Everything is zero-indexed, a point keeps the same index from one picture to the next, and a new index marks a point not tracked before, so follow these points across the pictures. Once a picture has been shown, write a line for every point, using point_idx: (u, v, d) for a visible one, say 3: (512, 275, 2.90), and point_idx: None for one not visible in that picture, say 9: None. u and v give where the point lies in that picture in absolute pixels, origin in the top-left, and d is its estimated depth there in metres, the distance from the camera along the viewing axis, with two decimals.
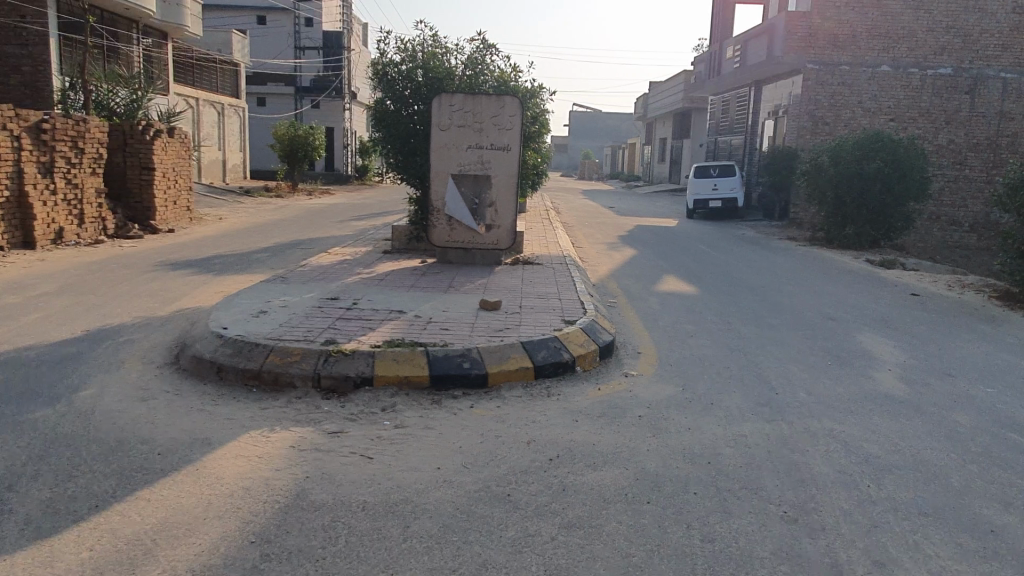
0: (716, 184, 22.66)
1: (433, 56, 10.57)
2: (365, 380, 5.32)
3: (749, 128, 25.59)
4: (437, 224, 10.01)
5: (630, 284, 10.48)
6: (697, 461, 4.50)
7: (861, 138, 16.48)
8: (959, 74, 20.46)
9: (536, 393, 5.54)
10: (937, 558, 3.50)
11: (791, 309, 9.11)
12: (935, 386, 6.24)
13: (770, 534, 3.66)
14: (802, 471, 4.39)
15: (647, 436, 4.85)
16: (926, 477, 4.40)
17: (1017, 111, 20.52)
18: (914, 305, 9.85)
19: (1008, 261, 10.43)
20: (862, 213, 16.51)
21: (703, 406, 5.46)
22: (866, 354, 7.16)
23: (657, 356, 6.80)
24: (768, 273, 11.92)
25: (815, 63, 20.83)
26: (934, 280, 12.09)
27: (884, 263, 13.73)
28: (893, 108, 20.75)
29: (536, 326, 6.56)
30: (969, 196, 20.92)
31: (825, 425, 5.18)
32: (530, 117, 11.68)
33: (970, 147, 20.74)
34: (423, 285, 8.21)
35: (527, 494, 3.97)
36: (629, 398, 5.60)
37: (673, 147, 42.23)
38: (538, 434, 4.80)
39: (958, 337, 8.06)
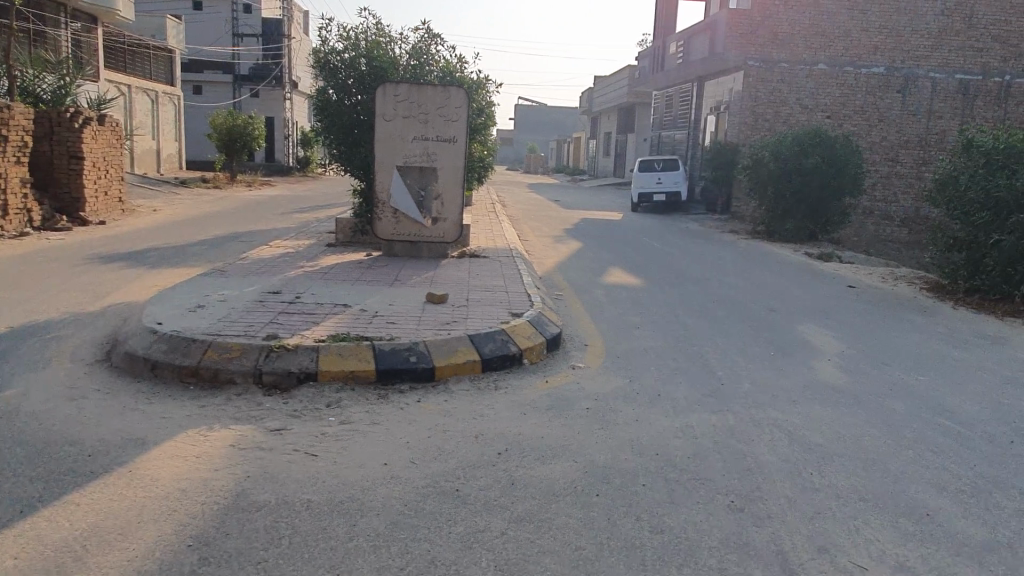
0: (661, 178, 22.97)
1: (376, 45, 10.38)
2: (308, 376, 5.18)
3: (692, 123, 26.01)
4: (382, 217, 9.83)
5: (577, 277, 10.52)
6: (645, 452, 4.52)
7: (800, 134, 16.88)
8: (892, 73, 21.19)
9: (483, 386, 5.49)
10: (877, 543, 3.59)
11: (735, 301, 9.27)
12: (872, 375, 6.43)
13: (717, 524, 3.69)
14: (748, 461, 4.46)
15: (596, 428, 4.85)
16: (866, 464, 4.52)
17: (944, 110, 21.39)
18: (851, 296, 10.16)
19: (938, 254, 10.86)
20: (801, 207, 16.96)
21: (650, 398, 5.50)
22: (807, 344, 7.35)
23: (603, 348, 6.82)
24: (713, 266, 12.13)
25: (754, 61, 21.24)
26: (868, 272, 12.50)
27: (822, 256, 14.14)
28: (829, 105, 21.37)
29: (484, 319, 6.50)
30: (900, 191, 21.74)
31: (768, 415, 5.28)
32: (476, 109, 11.58)
33: (902, 144, 21.52)
34: (368, 278, 8.07)
35: (476, 490, 3.91)
36: (577, 390, 5.60)
37: (618, 142, 42.66)
38: (486, 428, 4.76)
39: (892, 327, 8.34)
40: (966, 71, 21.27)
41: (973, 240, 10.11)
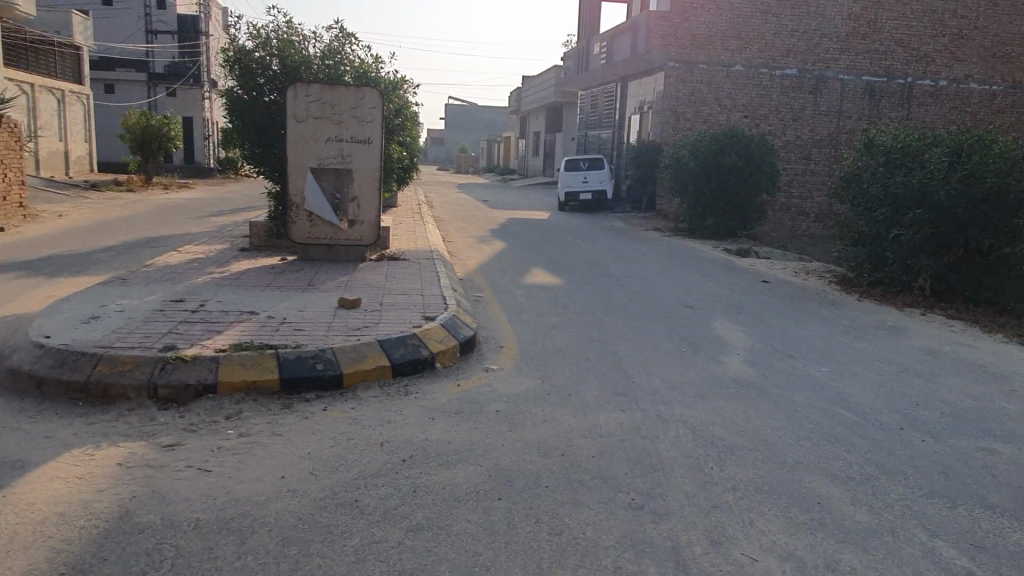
0: (586, 176, 23.21)
1: (289, 44, 10.14)
2: (207, 388, 5.00)
3: (616, 123, 26.37)
4: (297, 220, 9.60)
5: (498, 278, 10.52)
6: (550, 453, 4.54)
7: (717, 132, 17.38)
8: (803, 75, 22.00)
9: (392, 392, 5.42)
10: (768, 534, 3.69)
11: (652, 299, 9.44)
12: (778, 368, 6.63)
13: (616, 523, 3.72)
14: (652, 458, 4.52)
15: (503, 431, 4.85)
16: (764, 456, 4.65)
17: (853, 110, 22.35)
18: (764, 290, 10.47)
19: (845, 248, 11.32)
20: (721, 204, 17.41)
21: (561, 398, 5.53)
22: (718, 339, 7.54)
23: (518, 348, 6.84)
24: (634, 264, 12.32)
25: (674, 62, 21.67)
26: (781, 267, 12.91)
27: (740, 251, 14.55)
28: (746, 106, 22.00)
29: (395, 323, 6.42)
30: (814, 188, 22.60)
31: (676, 411, 5.38)
32: (394, 109, 11.48)
33: (815, 143, 22.38)
34: (280, 283, 7.86)
35: (376, 499, 3.85)
36: (489, 393, 5.59)
37: (546, 140, 43.00)
38: (392, 435, 4.69)
39: (800, 320, 8.64)
40: (872, 73, 22.29)
41: (876, 234, 10.58)
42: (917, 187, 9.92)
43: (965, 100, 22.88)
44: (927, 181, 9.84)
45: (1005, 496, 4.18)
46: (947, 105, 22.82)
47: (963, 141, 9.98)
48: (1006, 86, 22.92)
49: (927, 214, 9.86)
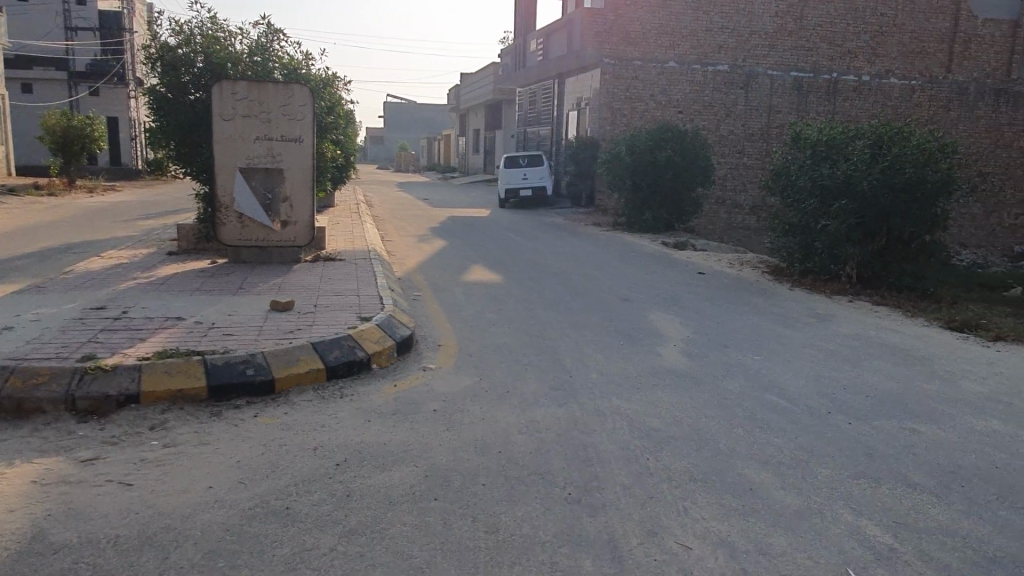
0: (526, 173, 23.23)
1: (213, 40, 9.86)
2: (129, 398, 4.81)
3: (554, 120, 26.47)
4: (226, 222, 9.33)
5: (437, 276, 10.42)
6: (488, 451, 4.51)
7: (652, 127, 17.59)
8: (734, 71, 22.50)
9: (326, 396, 5.31)
10: (703, 522, 3.73)
11: (590, 293, 9.52)
12: (712, 358, 6.75)
13: (552, 518, 3.72)
14: (589, 452, 4.54)
15: (440, 430, 4.80)
16: (698, 444, 4.72)
17: (782, 105, 22.98)
18: (699, 282, 10.66)
19: (776, 239, 11.62)
20: (658, 198, 17.66)
21: (499, 395, 5.51)
22: (654, 331, 7.63)
23: (456, 347, 6.79)
24: (572, 259, 12.39)
25: (609, 59, 21.84)
26: (717, 259, 13.17)
27: (677, 244, 14.78)
28: (680, 101, 22.38)
29: (329, 325, 6.29)
30: (748, 181, 23.15)
31: (613, 403, 5.42)
32: (326, 107, 11.28)
33: (747, 137, 22.92)
34: (209, 288, 7.62)
35: (308, 505, 3.75)
36: (426, 392, 5.52)
37: (486, 138, 42.95)
38: (326, 439, 4.58)
39: (734, 310, 8.81)
40: (799, 69, 22.99)
41: (805, 225, 10.89)
42: (842, 178, 10.26)
43: (886, 94, 23.83)
44: (851, 173, 10.19)
45: (925, 474, 4.34)
46: (870, 99, 23.72)
47: (883, 133, 10.37)
48: (924, 81, 23.97)
49: (851, 205, 10.21)
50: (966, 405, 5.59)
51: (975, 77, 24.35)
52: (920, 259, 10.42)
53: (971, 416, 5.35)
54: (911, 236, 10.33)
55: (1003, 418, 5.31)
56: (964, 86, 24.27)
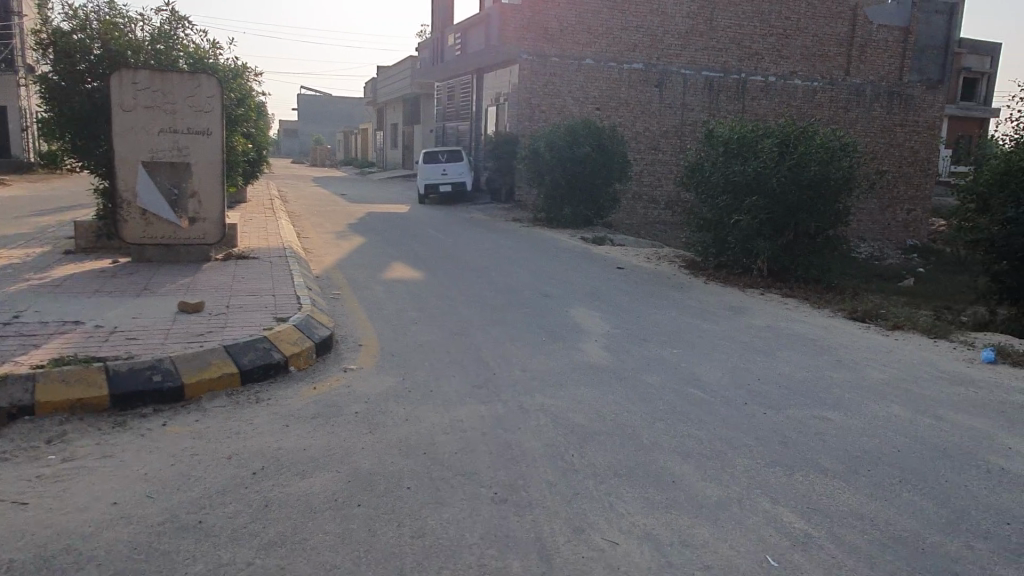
0: (446, 169, 23.05)
1: (112, 26, 9.30)
2: (22, 410, 4.48)
3: (473, 115, 26.34)
4: (129, 219, 8.83)
5: (356, 273, 10.20)
6: (412, 452, 4.43)
7: (570, 124, 17.75)
8: (649, 69, 22.98)
9: (241, 400, 5.09)
10: (628, 517, 3.76)
11: (512, 289, 9.51)
12: (633, 352, 6.86)
13: (480, 519, 3.67)
14: (514, 450, 4.52)
15: (363, 433, 4.67)
16: (620, 439, 4.78)
17: (694, 103, 23.65)
18: (619, 277, 10.83)
19: (691, 234, 11.92)
20: (577, 194, 17.86)
21: (422, 394, 5.42)
22: (576, 327, 7.69)
23: (377, 346, 6.65)
24: (494, 255, 12.36)
25: (526, 54, 21.86)
26: (634, 253, 13.42)
27: (596, 239, 14.97)
28: (597, 98, 22.65)
29: (243, 327, 6.05)
30: (663, 177, 23.71)
31: (537, 400, 5.41)
32: (236, 98, 10.87)
33: (662, 134, 23.46)
34: (110, 289, 7.19)
35: (223, 517, 3.58)
36: (346, 394, 5.38)
37: (404, 132, 42.41)
38: (241, 447, 4.38)
39: (652, 304, 8.99)
40: (710, 68, 23.72)
41: (718, 220, 11.21)
42: (752, 175, 10.62)
43: (791, 94, 24.89)
44: (761, 170, 10.56)
45: (834, 459, 4.54)
46: (776, 99, 24.71)
47: (790, 132, 10.79)
48: (825, 82, 25.17)
49: (761, 201, 10.59)
50: (870, 392, 5.88)
51: (871, 79, 25.78)
52: (825, 252, 10.91)
53: (874, 402, 5.62)
54: (817, 230, 10.80)
55: (902, 403, 5.61)
56: (861, 88, 25.65)
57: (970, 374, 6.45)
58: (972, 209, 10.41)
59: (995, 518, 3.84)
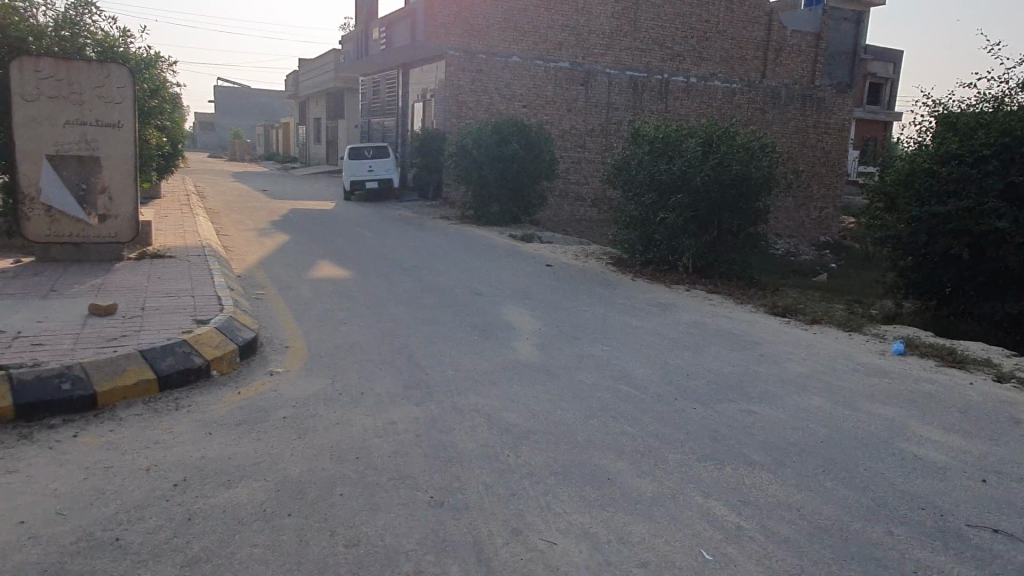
0: (372, 165, 22.66)
1: (11, 10, 8.69)
2: None
3: (399, 111, 25.98)
4: (32, 216, 8.29)
5: (280, 272, 9.89)
6: (344, 458, 4.30)
7: (498, 121, 17.71)
8: (575, 68, 23.17)
9: (159, 408, 4.85)
10: (566, 516, 3.76)
11: (442, 287, 9.41)
12: (564, 350, 6.89)
13: (416, 524, 3.59)
14: (449, 452, 4.45)
15: (292, 439, 4.51)
16: (555, 438, 4.77)
17: (619, 102, 24.01)
18: (549, 274, 10.88)
19: (618, 232, 12.09)
20: (505, 192, 17.84)
21: (353, 397, 5.28)
22: (508, 325, 7.67)
23: (304, 348, 6.45)
24: (422, 252, 12.20)
25: (453, 50, 21.68)
26: (563, 251, 13.51)
27: (524, 237, 14.99)
28: (524, 96, 22.69)
29: (160, 330, 5.76)
30: (589, 175, 23.98)
31: (470, 400, 5.35)
32: (149, 89, 10.37)
33: (588, 133, 23.71)
34: (12, 291, 6.73)
35: (143, 533, 3.38)
36: (272, 398, 5.19)
37: (328, 127, 41.48)
38: (161, 457, 4.17)
39: (582, 302, 9.06)
40: (634, 68, 24.14)
41: (644, 218, 11.42)
42: (677, 174, 10.85)
43: (712, 95, 25.59)
44: (686, 169, 10.80)
45: (761, 451, 4.67)
46: (697, 99, 25.35)
47: (713, 132, 11.06)
48: (743, 84, 26.01)
49: (685, 199, 10.84)
50: (792, 385, 6.08)
51: (785, 83, 26.82)
52: (746, 249, 11.25)
53: (797, 395, 5.82)
54: (738, 228, 11.12)
55: (823, 395, 5.83)
56: (777, 90, 26.63)
57: (882, 366, 6.77)
58: (880, 208, 10.92)
59: (911, 504, 4.03)
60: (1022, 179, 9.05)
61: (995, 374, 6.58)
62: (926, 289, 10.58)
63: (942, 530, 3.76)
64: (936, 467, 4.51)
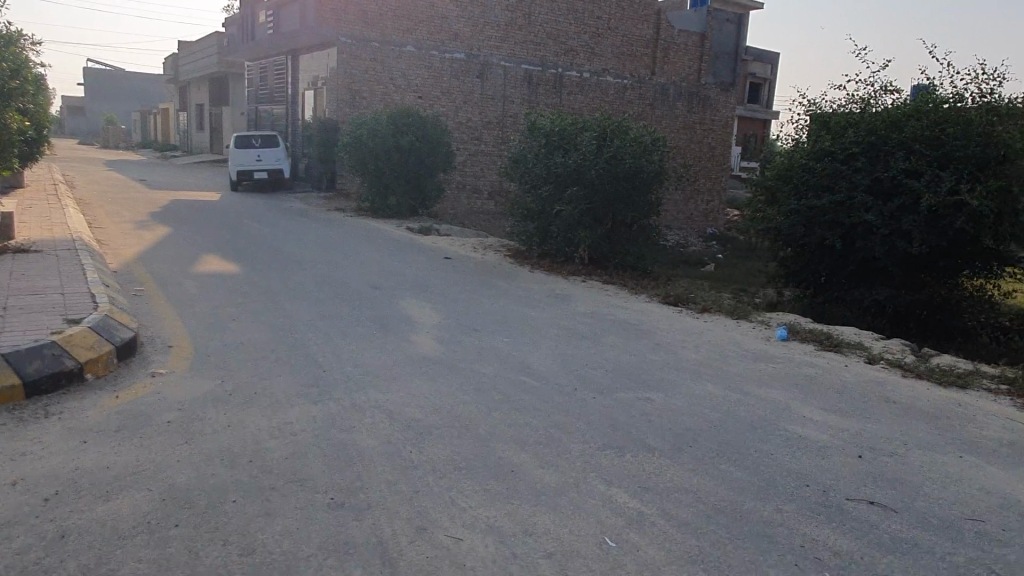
0: (260, 155, 21.76)
1: None
2: None
3: (288, 98, 25.03)
4: None
5: (162, 267, 9.32)
6: (236, 461, 4.09)
7: (393, 112, 17.39)
8: (470, 59, 23.08)
9: (26, 417, 4.48)
10: (471, 510, 3.72)
11: (338, 281, 9.14)
12: (465, 342, 6.84)
13: (315, 528, 3.45)
14: (349, 450, 4.31)
15: (178, 444, 4.26)
16: (458, 432, 4.72)
17: (514, 95, 24.13)
18: (447, 267, 10.79)
19: (516, 224, 12.15)
20: (401, 183, 17.55)
21: (245, 397, 5.03)
22: (406, 318, 7.54)
23: (189, 347, 6.10)
24: (316, 246, 11.82)
25: (346, 37, 21.05)
26: (461, 243, 13.47)
27: (421, 229, 14.82)
28: (419, 86, 22.36)
29: (26, 331, 5.32)
30: (485, 168, 24.00)
31: (370, 397, 5.22)
32: (8, 69, 9.50)
33: (484, 125, 23.71)
34: None
35: (8, 556, 3.10)
36: (155, 401, 4.88)
37: (211, 114, 39.46)
38: (29, 470, 3.84)
39: (481, 294, 9.04)
40: (528, 62, 24.31)
41: (541, 210, 11.53)
42: (573, 167, 11.00)
43: (604, 90, 26.16)
44: (581, 162, 10.97)
45: (658, 437, 4.81)
46: (591, 94, 25.84)
47: (606, 126, 11.27)
48: (634, 81, 26.77)
49: (581, 191, 11.02)
50: (686, 371, 6.30)
51: (673, 80, 27.80)
52: (639, 240, 11.57)
53: (690, 381, 6.04)
54: (632, 220, 11.43)
55: (714, 381, 6.07)
56: (665, 87, 27.58)
57: (766, 351, 7.12)
58: (762, 201, 11.48)
59: (797, 481, 4.25)
60: (887, 175, 9.71)
61: (866, 356, 7.06)
62: (804, 277, 11.23)
63: (826, 505, 3.98)
64: (818, 446, 4.79)
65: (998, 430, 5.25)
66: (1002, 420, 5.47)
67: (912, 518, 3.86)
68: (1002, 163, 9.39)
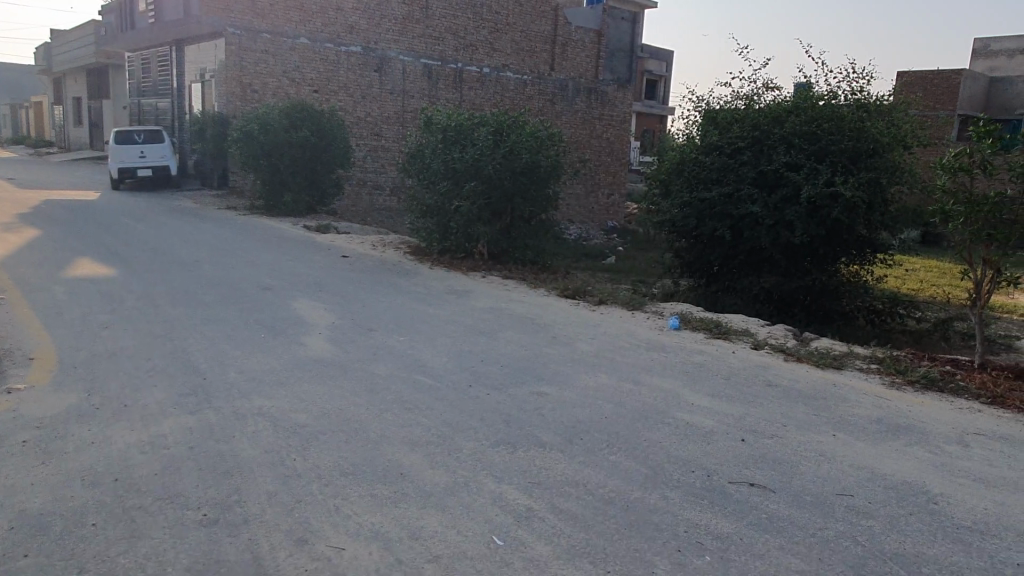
0: (143, 151, 20.57)
1: None
2: None
3: (174, 91, 23.76)
4: None
5: (27, 272, 8.63)
6: (101, 480, 3.81)
7: (286, 106, 16.80)
8: (367, 53, 22.60)
9: None
10: (354, 516, 3.60)
11: (225, 283, 8.72)
12: (359, 342, 6.66)
13: (184, 549, 3.24)
14: (229, 462, 4.09)
15: (35, 465, 3.94)
16: (347, 435, 4.58)
17: (414, 90, 23.84)
18: (344, 265, 10.50)
19: (415, 221, 11.97)
20: (298, 180, 17.00)
21: (114, 410, 4.71)
22: (298, 320, 7.29)
23: (53, 358, 5.68)
24: (204, 246, 11.26)
25: (235, 28, 20.11)
26: (361, 241, 13.18)
27: (319, 228, 14.38)
28: (315, 79, 21.61)
29: None
30: (386, 163, 23.60)
31: (254, 403, 4.99)
32: None
33: (384, 120, 23.32)
34: None
35: None
36: (11, 420, 4.50)
37: (90, 108, 37.01)
38: None
39: (378, 292, 8.84)
40: (427, 56, 24.11)
41: (440, 206, 11.38)
42: (471, 163, 10.90)
43: (504, 86, 26.26)
44: (478, 158, 10.88)
45: (551, 431, 4.81)
46: (490, 89, 25.88)
47: (502, 122, 11.20)
48: (533, 77, 27.00)
49: (479, 187, 10.94)
50: (581, 364, 6.34)
51: (572, 76, 28.22)
52: (539, 235, 11.67)
53: (584, 373, 6.10)
54: (530, 215, 11.48)
55: (607, 372, 6.15)
56: (564, 84, 27.97)
57: (658, 341, 7.29)
58: (657, 194, 11.75)
59: (683, 468, 4.34)
60: (770, 168, 10.12)
61: (753, 342, 7.35)
62: (698, 268, 11.66)
63: (709, 489, 4.09)
64: (705, 432, 4.92)
65: (867, 407, 5.56)
66: (871, 397, 5.80)
67: (790, 497, 4.02)
68: (872, 156, 9.98)
